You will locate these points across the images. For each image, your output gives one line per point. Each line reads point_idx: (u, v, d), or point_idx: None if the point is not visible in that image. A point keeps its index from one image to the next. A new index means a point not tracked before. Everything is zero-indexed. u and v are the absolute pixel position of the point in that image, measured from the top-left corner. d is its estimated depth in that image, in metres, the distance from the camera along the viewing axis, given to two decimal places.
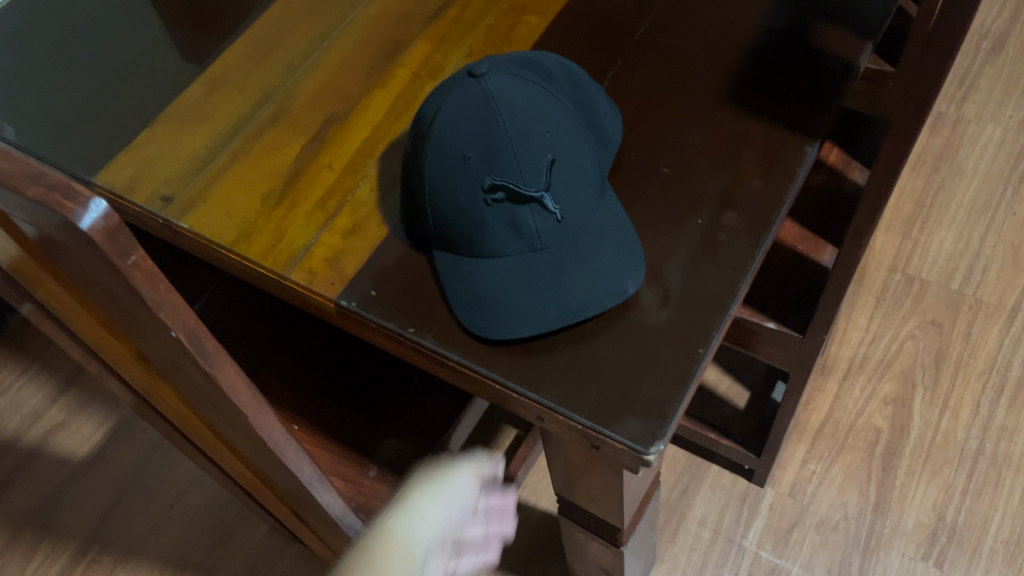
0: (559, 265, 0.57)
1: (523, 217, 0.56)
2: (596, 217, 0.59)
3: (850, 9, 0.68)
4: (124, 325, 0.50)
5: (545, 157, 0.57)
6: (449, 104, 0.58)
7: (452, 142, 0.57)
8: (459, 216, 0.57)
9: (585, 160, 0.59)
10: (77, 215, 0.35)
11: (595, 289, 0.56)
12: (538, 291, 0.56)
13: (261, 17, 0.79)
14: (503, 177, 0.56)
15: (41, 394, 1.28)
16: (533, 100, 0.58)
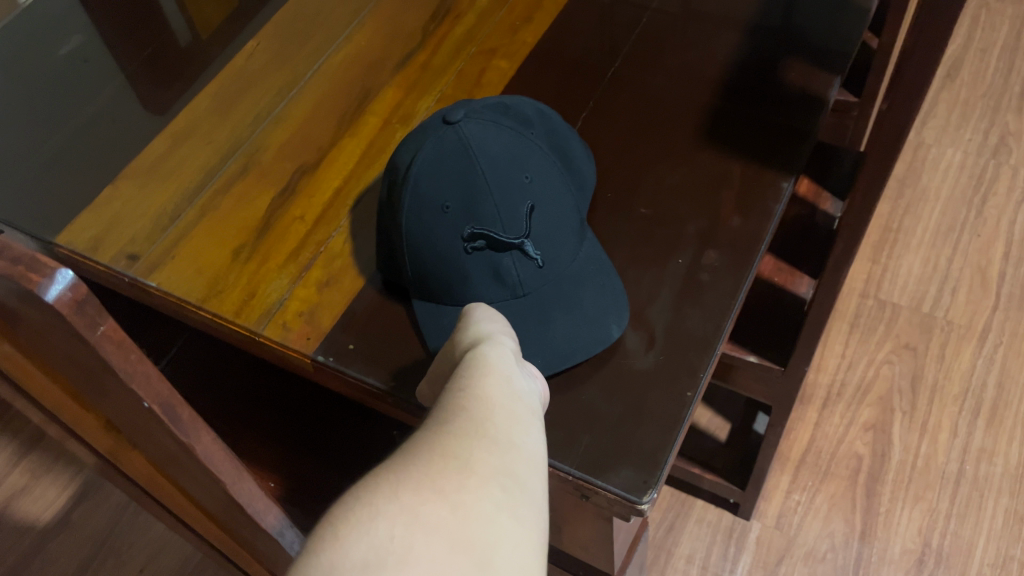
0: (543, 310, 0.56)
1: (504, 265, 0.55)
2: (577, 263, 0.58)
3: (817, 44, 0.69)
4: (92, 395, 0.48)
5: (525, 204, 0.55)
6: (425, 152, 0.57)
7: (429, 190, 0.56)
8: (439, 266, 0.56)
9: (565, 203, 0.58)
10: (43, 287, 0.33)
11: (581, 334, 0.55)
12: (523, 338, 0.54)
13: (225, 68, 0.78)
14: (484, 224, 0.54)
15: (3, 458, 1.23)
16: (510, 146, 0.57)
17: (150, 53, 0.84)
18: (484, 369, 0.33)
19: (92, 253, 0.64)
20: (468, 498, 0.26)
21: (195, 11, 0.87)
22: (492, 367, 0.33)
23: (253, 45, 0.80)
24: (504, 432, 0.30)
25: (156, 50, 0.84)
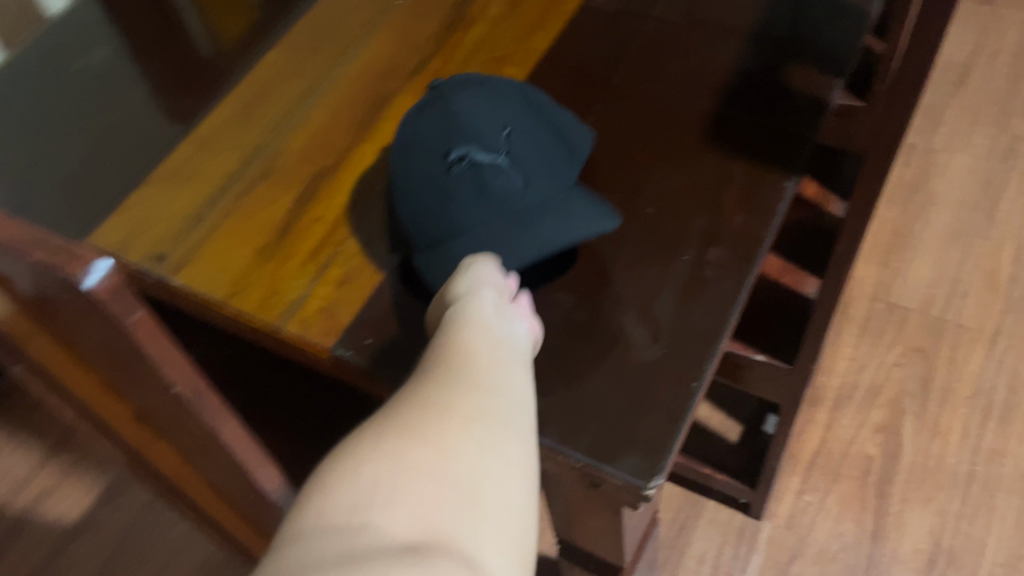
0: (529, 222, 0.59)
1: (487, 178, 0.59)
2: (558, 182, 0.62)
3: (819, 51, 0.72)
4: (123, 384, 0.50)
5: (499, 132, 0.62)
6: (410, 113, 0.65)
7: (415, 136, 0.63)
8: (427, 192, 0.60)
9: (542, 136, 0.63)
10: (82, 274, 0.35)
11: (563, 236, 0.59)
12: (507, 246, 0.58)
13: (246, 77, 0.81)
14: (463, 147, 0.61)
15: (29, 461, 1.26)
16: (487, 93, 0.64)
17: (174, 64, 0.87)
18: (460, 358, 0.42)
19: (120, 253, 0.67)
20: (436, 453, 0.35)
21: (217, 24, 0.90)
22: (467, 358, 0.42)
23: (272, 55, 0.83)
24: (468, 411, 0.38)
25: (180, 60, 0.87)
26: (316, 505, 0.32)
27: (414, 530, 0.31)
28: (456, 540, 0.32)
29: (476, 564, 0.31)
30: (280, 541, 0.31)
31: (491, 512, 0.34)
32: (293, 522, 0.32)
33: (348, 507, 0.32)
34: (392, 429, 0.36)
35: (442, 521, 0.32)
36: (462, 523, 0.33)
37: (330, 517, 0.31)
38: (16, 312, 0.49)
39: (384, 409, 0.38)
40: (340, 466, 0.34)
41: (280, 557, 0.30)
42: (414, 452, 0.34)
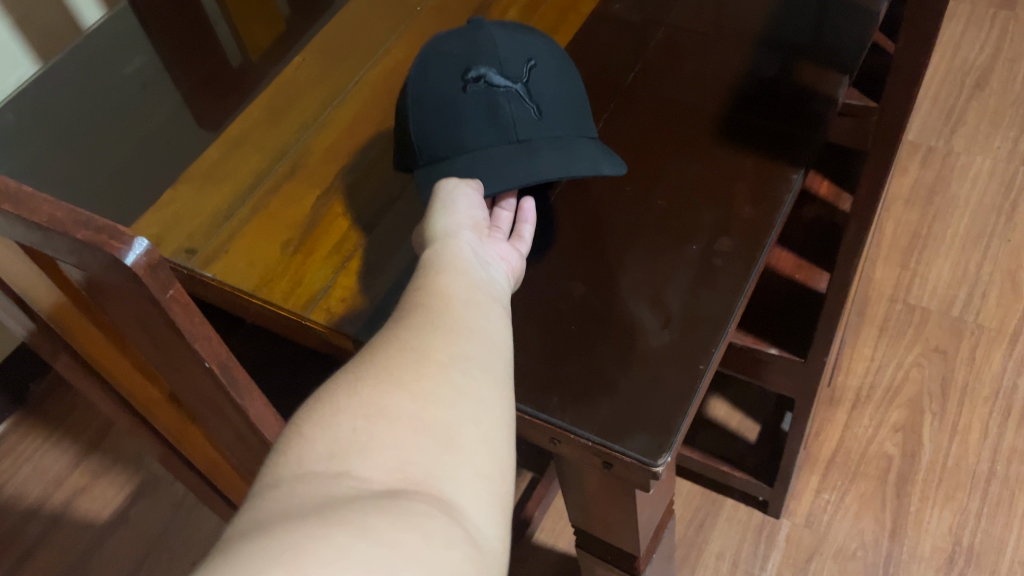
0: (538, 151, 0.63)
1: (500, 100, 0.64)
2: (570, 122, 0.66)
3: (827, 51, 0.74)
4: (159, 365, 0.53)
5: (523, 64, 0.66)
6: (440, 36, 0.69)
7: (440, 55, 0.67)
8: (442, 108, 0.65)
9: (563, 75, 0.67)
10: (123, 252, 0.39)
11: (567, 165, 0.63)
12: (510, 168, 0.62)
13: (273, 83, 0.85)
14: (482, 70, 0.65)
15: (64, 460, 1.30)
16: (517, 32, 0.68)
17: (205, 72, 0.91)
18: (441, 304, 0.45)
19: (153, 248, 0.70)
20: (414, 397, 0.39)
21: (245, 34, 0.94)
22: (447, 304, 0.45)
23: (299, 60, 0.86)
24: (446, 356, 0.41)
25: (211, 69, 0.91)
26: (298, 451, 0.37)
27: (390, 477, 0.35)
28: (429, 483, 0.36)
29: (449, 503, 0.36)
30: (265, 484, 0.36)
31: (465, 451, 0.38)
32: (277, 466, 0.36)
33: (327, 453, 0.36)
34: (370, 374, 0.40)
35: (416, 464, 0.36)
36: (436, 464, 0.37)
37: (311, 464, 0.36)
38: (62, 300, 0.53)
39: (366, 351, 0.42)
40: (321, 411, 0.38)
41: (264, 498, 0.35)
42: (389, 397, 0.38)
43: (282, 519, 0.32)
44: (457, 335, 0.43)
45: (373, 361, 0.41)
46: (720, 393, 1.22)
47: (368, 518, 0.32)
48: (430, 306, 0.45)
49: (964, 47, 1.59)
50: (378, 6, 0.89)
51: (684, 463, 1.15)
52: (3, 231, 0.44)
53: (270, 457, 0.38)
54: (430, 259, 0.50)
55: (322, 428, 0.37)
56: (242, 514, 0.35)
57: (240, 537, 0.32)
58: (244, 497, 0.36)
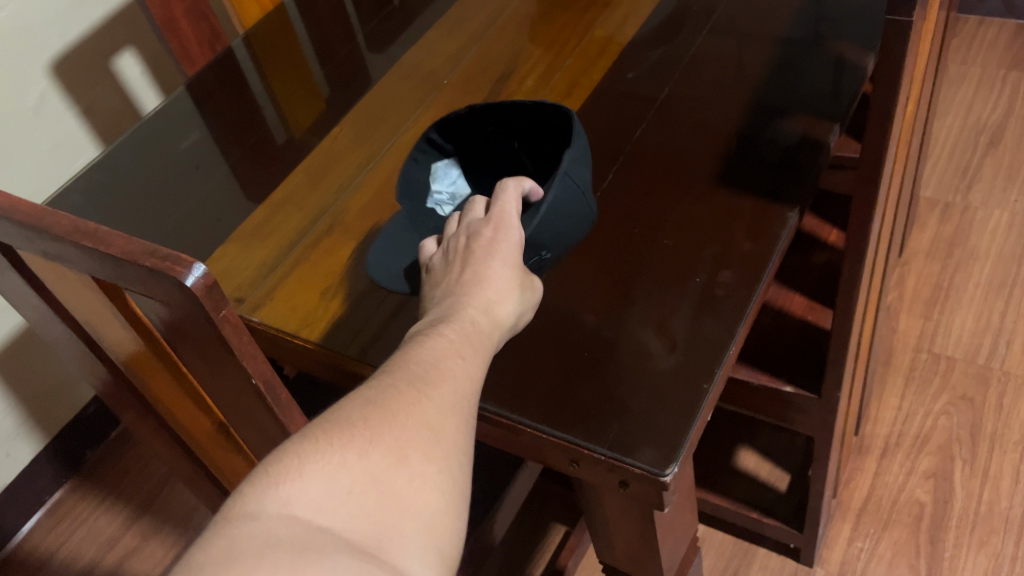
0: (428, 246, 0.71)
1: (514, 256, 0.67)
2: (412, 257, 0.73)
3: (815, 104, 0.81)
4: (213, 389, 0.59)
5: None
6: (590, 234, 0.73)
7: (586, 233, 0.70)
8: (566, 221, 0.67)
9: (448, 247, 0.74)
10: (183, 274, 0.45)
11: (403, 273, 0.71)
12: None
13: (313, 153, 0.94)
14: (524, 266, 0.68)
15: (116, 522, 1.35)
16: None
17: (251, 145, 0.99)
18: (458, 402, 0.51)
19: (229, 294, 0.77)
20: (408, 477, 0.45)
21: (289, 112, 1.03)
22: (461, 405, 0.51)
23: (338, 130, 0.96)
24: (445, 453, 0.48)
25: (256, 142, 0.99)
26: (291, 489, 0.42)
27: (365, 540, 0.41)
28: (397, 555, 0.42)
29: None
30: (247, 513, 0.41)
31: (434, 536, 0.44)
32: (267, 495, 0.42)
33: (317, 504, 0.42)
34: (378, 440, 0.46)
35: (390, 537, 0.42)
36: (409, 542, 0.43)
37: (300, 508, 0.41)
38: (126, 334, 0.59)
39: (377, 404, 0.48)
40: (326, 457, 0.44)
41: (246, 525, 0.40)
42: (389, 472, 0.44)
43: (261, 554, 0.38)
44: (456, 428, 0.50)
45: (388, 424, 0.47)
46: (749, 444, 1.24)
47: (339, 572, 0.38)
48: (448, 391, 0.51)
49: (977, 107, 1.64)
50: (408, 80, 0.98)
51: (715, 512, 1.16)
52: (80, 266, 0.51)
53: (259, 479, 0.43)
54: (469, 329, 0.57)
55: (323, 475, 0.43)
56: (222, 533, 0.40)
57: (219, 565, 0.37)
58: (225, 517, 0.41)
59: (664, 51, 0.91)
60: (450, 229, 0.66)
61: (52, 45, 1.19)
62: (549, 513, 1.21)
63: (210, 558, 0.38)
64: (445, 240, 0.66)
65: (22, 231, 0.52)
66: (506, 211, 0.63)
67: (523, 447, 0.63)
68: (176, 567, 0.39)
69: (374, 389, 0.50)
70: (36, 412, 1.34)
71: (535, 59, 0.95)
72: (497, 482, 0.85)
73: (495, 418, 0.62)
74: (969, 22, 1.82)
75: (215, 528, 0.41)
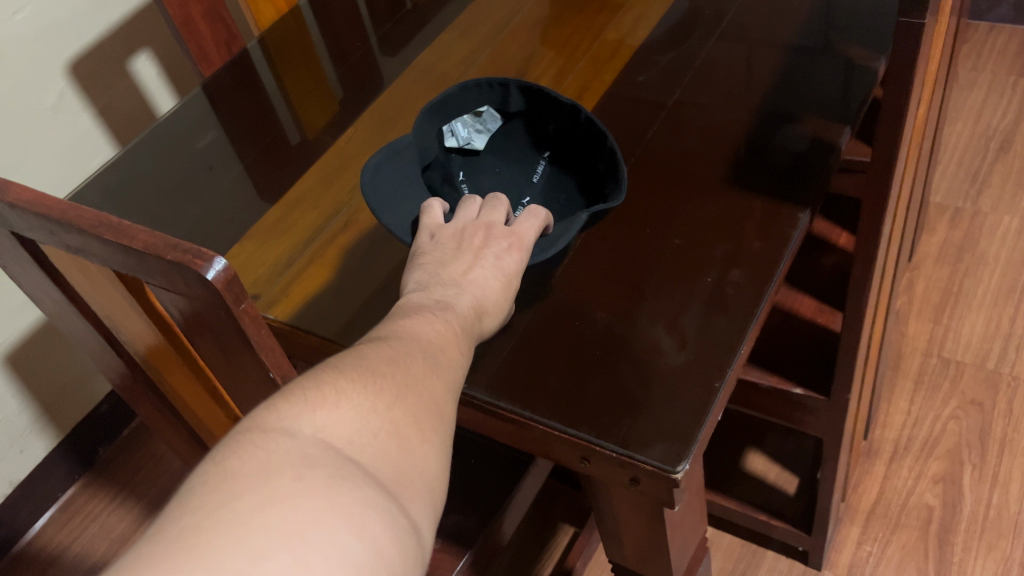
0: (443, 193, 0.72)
1: None
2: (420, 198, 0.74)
3: (826, 106, 0.82)
4: (231, 382, 0.61)
5: None
6: None
7: None
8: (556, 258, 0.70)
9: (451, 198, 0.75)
10: (204, 268, 0.46)
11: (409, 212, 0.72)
12: None
13: (327, 152, 0.95)
14: None
15: (129, 519, 1.35)
16: None
17: (266, 145, 1.00)
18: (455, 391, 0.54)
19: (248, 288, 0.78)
20: (423, 439, 0.47)
21: (303, 113, 1.04)
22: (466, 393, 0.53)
23: (352, 131, 0.97)
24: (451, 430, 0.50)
25: (272, 143, 1.00)
26: (324, 419, 0.44)
27: (387, 483, 0.43)
28: (411, 504, 0.43)
29: (419, 527, 0.43)
30: (282, 430, 0.42)
31: (437, 498, 0.46)
32: (300, 419, 0.43)
33: (345, 439, 0.43)
34: (401, 400, 0.48)
35: (405, 486, 0.44)
36: (420, 496, 0.44)
37: (330, 438, 0.43)
38: (146, 327, 0.60)
39: (401, 364, 0.50)
40: (358, 400, 0.46)
41: (280, 443, 0.41)
42: (409, 430, 0.46)
43: (296, 477, 0.39)
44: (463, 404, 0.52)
45: (409, 388, 0.49)
46: (758, 446, 1.24)
47: (366, 513, 0.39)
48: (454, 375, 0.54)
49: (987, 113, 1.64)
50: (421, 83, 1.00)
51: (724, 514, 1.16)
52: (102, 260, 0.52)
53: (294, 399, 0.45)
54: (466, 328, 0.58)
55: (355, 415, 0.45)
56: (256, 443, 0.41)
57: (255, 475, 0.39)
58: (258, 428, 0.42)
59: (676, 54, 0.92)
60: (468, 216, 0.67)
61: (70, 47, 1.21)
62: (558, 514, 1.22)
63: (245, 465, 0.39)
64: (458, 224, 0.66)
65: (46, 224, 0.53)
66: (522, 240, 0.65)
67: (532, 444, 0.64)
68: (206, 465, 0.40)
69: (396, 349, 0.52)
70: (50, 409, 1.35)
71: (547, 62, 0.96)
72: (508, 481, 0.85)
73: (505, 412, 0.63)
74: (979, 28, 1.83)
75: (243, 436, 0.42)
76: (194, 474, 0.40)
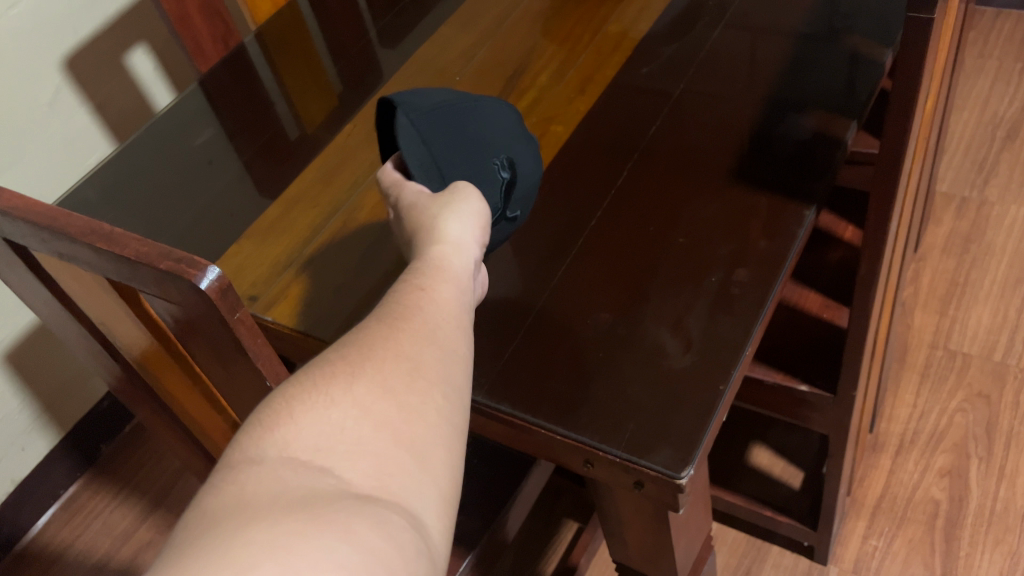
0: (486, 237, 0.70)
1: (494, 193, 0.67)
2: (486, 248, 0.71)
3: (834, 100, 0.80)
4: (227, 388, 0.60)
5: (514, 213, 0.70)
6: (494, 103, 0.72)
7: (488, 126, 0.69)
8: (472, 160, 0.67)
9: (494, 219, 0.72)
10: (198, 278, 0.45)
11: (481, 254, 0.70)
12: None
13: (327, 148, 0.94)
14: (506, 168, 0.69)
15: (131, 516, 1.35)
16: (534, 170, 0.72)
17: (263, 142, 0.99)
18: (427, 318, 0.51)
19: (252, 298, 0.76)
20: (397, 408, 0.44)
21: (301, 107, 1.03)
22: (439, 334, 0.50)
23: (350, 127, 0.96)
24: (435, 378, 0.47)
25: (269, 139, 0.99)
26: (286, 433, 0.42)
27: (368, 480, 0.41)
28: (401, 494, 0.41)
29: (416, 516, 0.40)
30: (250, 459, 0.41)
31: (435, 471, 0.43)
32: (264, 443, 0.42)
33: (313, 446, 0.41)
34: (364, 376, 0.45)
35: (391, 475, 0.41)
36: (412, 478, 0.42)
37: (298, 452, 0.41)
38: (140, 332, 0.59)
39: (358, 344, 0.48)
40: (317, 398, 0.44)
41: (247, 474, 0.40)
42: (377, 404, 0.44)
43: (271, 503, 0.37)
44: (442, 357, 0.48)
45: (371, 360, 0.46)
46: (762, 440, 1.23)
47: (348, 520, 0.37)
48: (421, 321, 0.50)
49: (993, 101, 1.62)
50: (420, 77, 0.98)
51: (729, 510, 1.16)
52: (95, 268, 0.51)
53: (260, 426, 0.43)
54: (423, 270, 0.55)
55: (314, 416, 0.43)
56: (230, 479, 0.40)
57: (227, 513, 0.37)
58: (226, 466, 0.41)
59: (679, 46, 0.91)
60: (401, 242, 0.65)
61: (64, 43, 1.19)
62: (561, 510, 1.21)
63: (221, 502, 0.38)
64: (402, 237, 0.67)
65: (38, 232, 0.52)
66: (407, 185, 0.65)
67: (537, 449, 0.63)
68: (191, 510, 0.39)
69: (355, 335, 0.49)
70: (52, 406, 1.35)
71: (548, 56, 0.95)
72: (510, 481, 0.85)
73: (506, 416, 0.62)
74: (986, 14, 1.80)
75: (218, 479, 0.40)
76: (183, 519, 0.39)
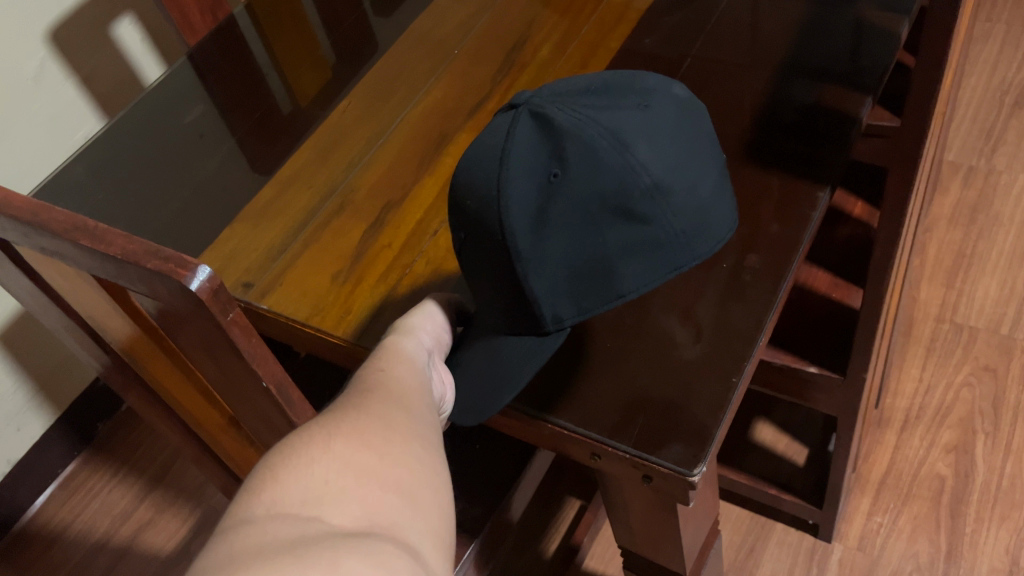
0: (483, 293, 0.61)
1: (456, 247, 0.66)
2: (495, 304, 0.60)
3: (848, 73, 0.77)
4: (221, 384, 0.58)
5: (457, 231, 0.61)
6: None
7: None
8: None
9: (486, 252, 0.59)
10: (188, 278, 0.43)
11: (510, 302, 0.59)
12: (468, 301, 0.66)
13: (322, 124, 0.91)
14: None
15: (130, 495, 1.34)
16: (477, 159, 0.60)
17: (256, 118, 0.95)
18: (385, 395, 0.49)
19: (250, 285, 0.74)
20: (379, 459, 0.42)
21: (293, 82, 0.99)
22: (405, 404, 0.49)
23: (344, 104, 0.92)
24: (411, 436, 0.45)
25: (262, 116, 0.95)
26: (273, 494, 0.39)
27: (359, 520, 0.38)
28: (395, 529, 0.39)
29: (414, 550, 0.38)
30: (238, 522, 0.38)
31: (425, 509, 0.41)
32: (250, 507, 0.39)
33: (300, 499, 0.39)
34: (340, 432, 0.43)
35: (381, 513, 0.39)
36: (403, 516, 0.40)
37: (287, 507, 0.38)
38: (131, 327, 0.57)
39: (324, 414, 0.46)
40: (296, 460, 0.41)
41: (237, 534, 0.37)
42: (357, 455, 0.42)
43: (264, 555, 0.34)
44: (414, 421, 0.47)
45: (340, 422, 0.44)
46: (766, 417, 1.22)
47: (342, 556, 0.35)
48: (385, 395, 0.49)
49: (1001, 66, 1.59)
50: (417, 50, 0.95)
51: (732, 487, 1.15)
52: (81, 264, 0.49)
53: (245, 495, 0.40)
54: (381, 358, 0.55)
55: (294, 478, 0.40)
56: (218, 544, 0.37)
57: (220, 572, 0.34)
58: (213, 535, 0.38)
59: (683, 16, 0.88)
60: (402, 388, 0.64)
61: (47, 14, 1.15)
62: (562, 488, 1.20)
63: (211, 566, 0.35)
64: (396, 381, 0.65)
65: (20, 227, 0.49)
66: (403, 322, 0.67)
67: (547, 446, 0.62)
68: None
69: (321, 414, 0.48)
70: (47, 387, 1.33)
71: (549, 26, 0.91)
72: (513, 468, 0.83)
73: (516, 415, 0.60)
74: None
75: (206, 548, 0.37)
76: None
